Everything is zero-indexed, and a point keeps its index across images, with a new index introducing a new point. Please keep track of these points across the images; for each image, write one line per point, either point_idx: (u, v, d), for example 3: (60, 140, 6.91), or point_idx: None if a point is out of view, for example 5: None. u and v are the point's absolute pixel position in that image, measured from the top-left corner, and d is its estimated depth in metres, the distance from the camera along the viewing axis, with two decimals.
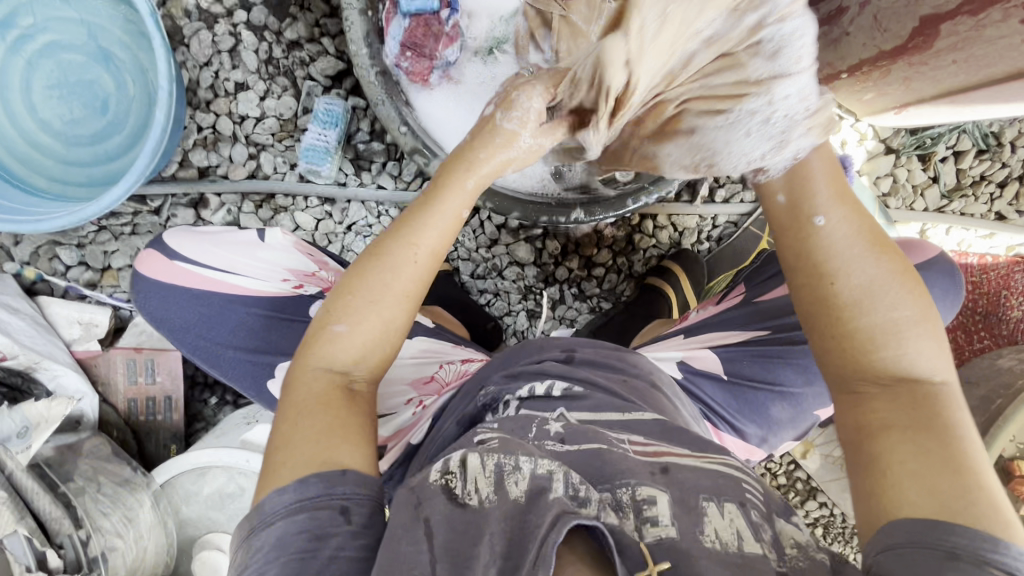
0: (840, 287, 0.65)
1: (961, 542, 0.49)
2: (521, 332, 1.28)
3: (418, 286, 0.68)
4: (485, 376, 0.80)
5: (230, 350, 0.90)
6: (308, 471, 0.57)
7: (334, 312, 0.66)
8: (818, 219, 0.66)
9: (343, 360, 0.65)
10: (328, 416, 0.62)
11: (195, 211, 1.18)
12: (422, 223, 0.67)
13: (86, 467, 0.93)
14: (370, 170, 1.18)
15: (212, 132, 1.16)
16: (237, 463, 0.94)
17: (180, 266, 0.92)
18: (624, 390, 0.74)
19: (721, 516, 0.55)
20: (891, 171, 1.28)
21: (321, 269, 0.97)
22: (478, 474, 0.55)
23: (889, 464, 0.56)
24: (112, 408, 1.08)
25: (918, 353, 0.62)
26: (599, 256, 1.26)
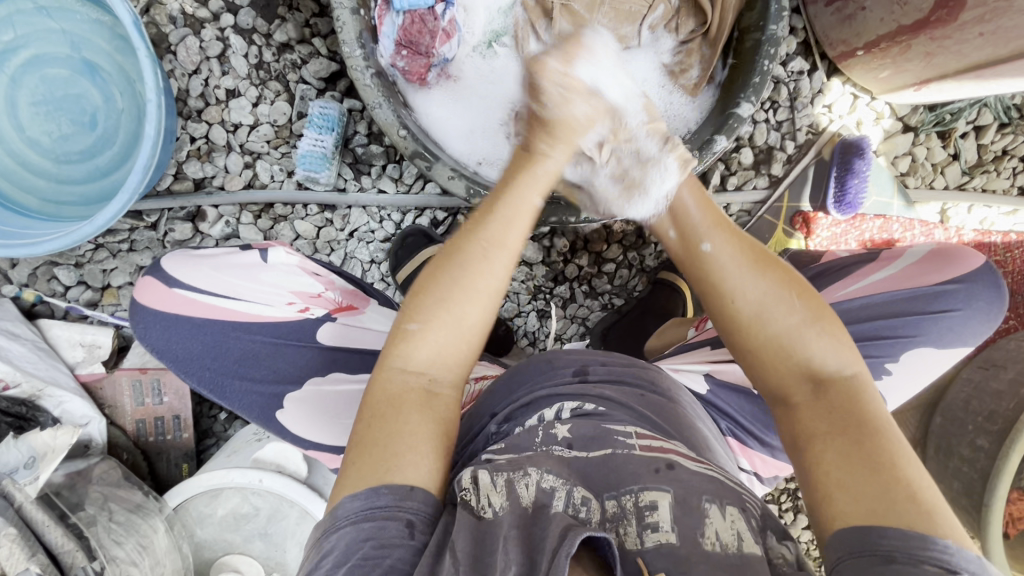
0: (738, 303, 0.66)
1: (895, 545, 0.48)
2: (532, 334, 1.24)
3: (498, 282, 0.65)
4: (492, 401, 0.75)
5: (236, 380, 0.89)
6: (373, 483, 0.55)
7: (412, 311, 0.63)
8: (705, 246, 0.71)
9: (419, 363, 0.62)
10: (399, 421, 0.59)
11: (193, 224, 1.15)
12: (509, 219, 0.66)
13: (96, 495, 0.91)
14: (370, 174, 1.15)
15: (205, 142, 1.13)
16: (250, 483, 0.92)
17: (180, 293, 0.88)
18: (643, 410, 0.69)
19: (722, 516, 0.54)
20: (909, 150, 1.23)
21: (327, 289, 0.96)
22: (489, 492, 0.55)
23: (823, 472, 0.56)
24: (121, 430, 1.06)
25: (825, 354, 0.62)
26: (609, 251, 1.22)
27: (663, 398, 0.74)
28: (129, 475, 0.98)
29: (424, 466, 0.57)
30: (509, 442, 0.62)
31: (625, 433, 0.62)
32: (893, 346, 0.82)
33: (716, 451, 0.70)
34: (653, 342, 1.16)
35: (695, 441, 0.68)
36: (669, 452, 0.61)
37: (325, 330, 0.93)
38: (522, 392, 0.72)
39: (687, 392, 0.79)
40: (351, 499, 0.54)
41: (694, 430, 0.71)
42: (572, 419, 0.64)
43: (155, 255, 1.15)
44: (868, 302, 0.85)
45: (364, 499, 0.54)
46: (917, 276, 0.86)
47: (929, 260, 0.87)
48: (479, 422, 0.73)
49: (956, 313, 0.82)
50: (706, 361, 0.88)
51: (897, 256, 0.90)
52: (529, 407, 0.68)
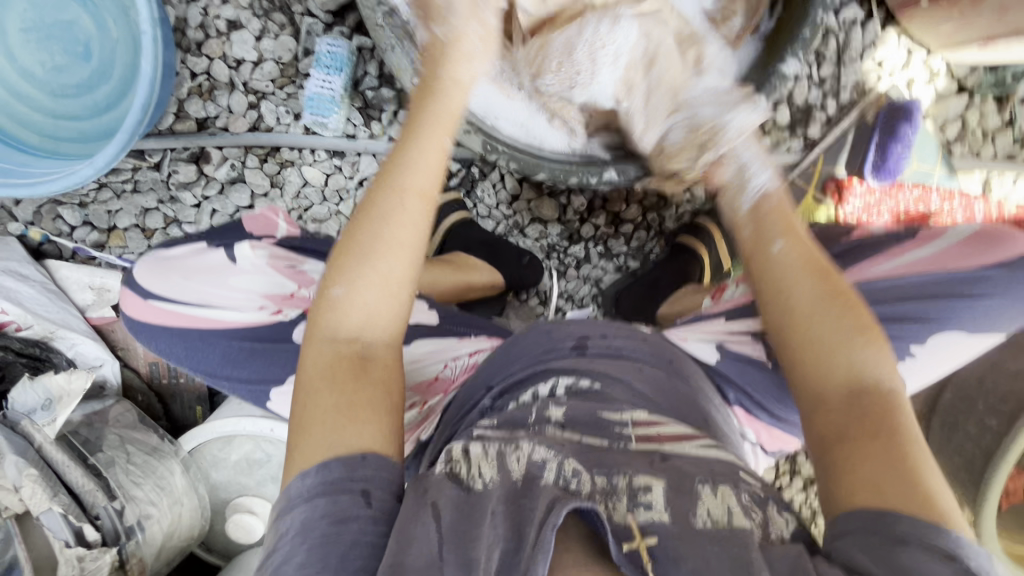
0: (797, 299, 0.63)
1: (907, 529, 0.47)
2: (544, 294, 1.22)
3: (413, 229, 0.63)
4: (487, 373, 0.73)
5: (228, 361, 0.84)
6: (324, 458, 0.52)
7: (332, 274, 0.62)
8: (776, 246, 0.68)
9: (351, 325, 0.60)
10: (338, 386, 0.56)
11: (197, 166, 1.10)
12: (404, 164, 0.65)
13: (112, 438, 0.93)
14: (381, 120, 1.09)
15: (207, 79, 1.07)
16: (262, 432, 0.94)
17: (155, 305, 0.85)
18: (644, 387, 0.67)
19: (713, 495, 0.52)
20: (961, 114, 1.15)
21: (301, 288, 0.86)
22: (480, 461, 0.54)
23: (845, 464, 0.53)
24: (135, 373, 1.08)
25: (875, 366, 0.59)
26: (628, 212, 1.17)
27: (666, 372, 0.71)
28: (143, 418, 0.99)
29: (368, 433, 0.54)
30: (502, 419, 0.62)
31: (621, 417, 0.61)
32: (919, 330, 0.75)
33: (723, 429, 0.70)
34: (666, 309, 1.11)
35: (701, 419, 0.68)
36: (669, 439, 0.59)
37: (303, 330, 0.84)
38: (517, 366, 0.71)
39: (693, 365, 0.77)
40: (301, 478, 0.52)
41: (702, 409, 0.69)
42: (565, 398, 0.64)
43: (160, 197, 1.12)
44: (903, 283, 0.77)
45: (315, 475, 0.51)
46: (963, 257, 0.76)
47: (972, 242, 0.77)
48: (474, 394, 0.72)
49: (990, 300, 0.73)
50: (716, 332, 0.83)
51: (936, 236, 0.80)
52: (523, 384, 0.67)
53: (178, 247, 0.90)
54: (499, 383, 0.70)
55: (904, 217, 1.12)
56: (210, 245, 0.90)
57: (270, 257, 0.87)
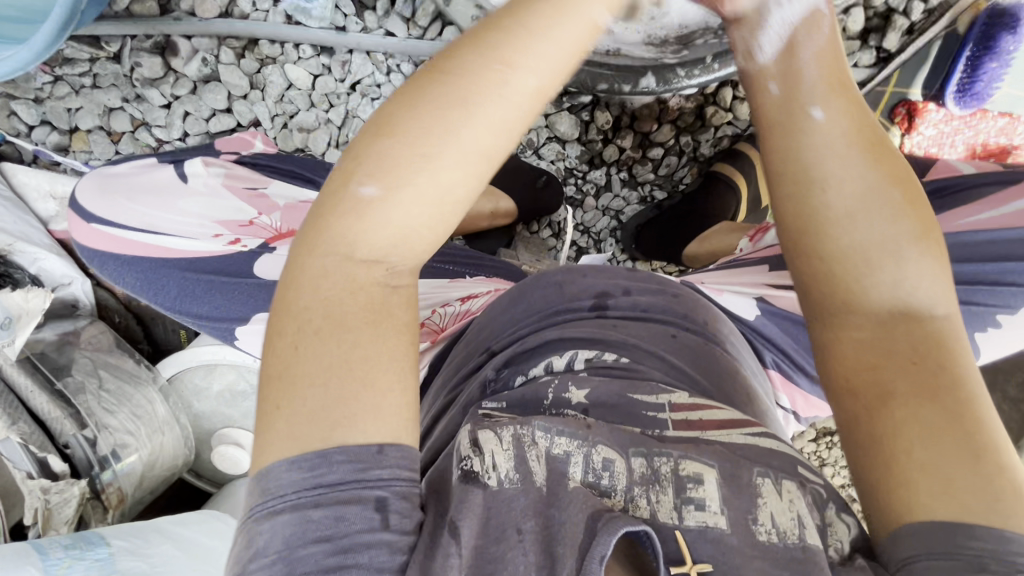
0: (830, 196, 0.46)
1: (986, 547, 0.37)
2: (557, 225, 1.10)
3: (507, 140, 0.41)
4: (485, 332, 0.63)
5: (186, 302, 0.76)
6: (322, 445, 0.37)
7: (367, 161, 0.40)
8: (813, 111, 0.46)
9: (373, 244, 0.41)
10: (348, 334, 0.39)
11: (163, 58, 0.95)
12: (520, 26, 0.40)
13: (84, 361, 0.86)
14: (376, 9, 0.92)
15: None
16: (244, 361, 0.86)
17: (99, 229, 0.78)
18: (678, 361, 0.57)
19: (778, 496, 0.43)
20: None
21: (260, 214, 0.83)
22: (494, 450, 0.43)
23: (898, 443, 0.41)
24: (110, 293, 0.99)
25: (919, 287, 0.45)
26: (659, 133, 1.01)
27: (701, 338, 0.61)
28: (121, 342, 0.92)
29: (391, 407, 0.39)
30: (514, 400, 0.52)
31: (655, 400, 0.50)
32: (1015, 295, 0.62)
33: (760, 403, 0.60)
34: (694, 246, 1.02)
35: (737, 397, 0.58)
36: (715, 425, 0.49)
37: (266, 264, 0.77)
38: (521, 329, 0.61)
39: (727, 322, 0.67)
40: (286, 468, 0.37)
41: (741, 381, 0.60)
42: (586, 375, 0.53)
43: (124, 95, 0.98)
44: (999, 239, 0.63)
45: (307, 470, 0.37)
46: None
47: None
48: (472, 359, 0.61)
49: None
50: (756, 285, 0.73)
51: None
52: (534, 351, 0.57)
53: (124, 166, 0.86)
54: (501, 346, 0.60)
55: (978, 153, 0.98)
56: (159, 164, 0.87)
57: (228, 178, 0.85)
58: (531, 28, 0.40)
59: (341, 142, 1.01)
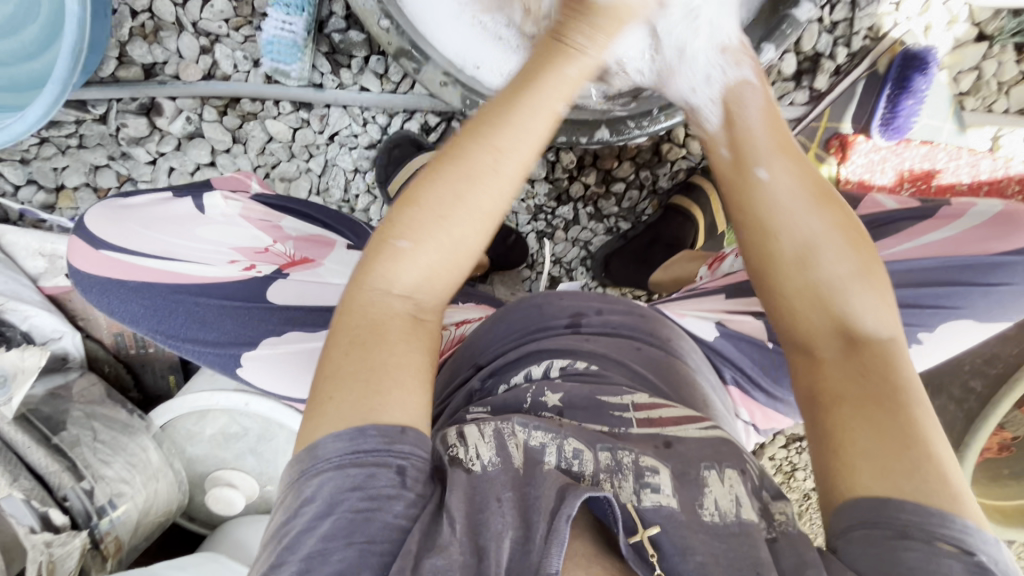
0: (784, 239, 0.54)
1: (912, 520, 0.43)
2: (531, 257, 1.16)
3: (502, 204, 0.51)
4: (472, 348, 0.69)
5: (185, 337, 0.73)
6: (358, 420, 0.46)
7: (398, 222, 0.51)
8: (760, 173, 0.55)
9: (404, 282, 0.51)
10: (378, 349, 0.49)
11: (148, 119, 0.99)
12: (518, 120, 0.50)
13: (78, 415, 0.89)
14: (350, 67, 0.98)
15: (151, 18, 0.95)
16: (236, 406, 0.90)
17: (110, 255, 0.75)
18: (643, 369, 0.64)
19: (720, 483, 0.49)
20: (977, 64, 1.06)
21: (276, 242, 0.80)
22: (477, 442, 0.50)
23: (841, 435, 0.48)
24: (98, 344, 1.02)
25: (864, 314, 0.52)
26: (620, 169, 1.10)
27: (664, 352, 0.68)
28: (111, 393, 0.96)
29: (413, 404, 0.48)
30: (497, 405, 0.58)
31: (620, 400, 0.57)
32: (933, 317, 0.70)
33: (716, 406, 0.66)
34: (659, 274, 1.08)
35: (698, 400, 0.64)
36: (674, 421, 0.55)
37: (278, 288, 0.76)
38: (505, 344, 0.67)
39: (687, 339, 0.73)
40: (335, 438, 0.46)
41: (700, 389, 0.66)
42: (561, 381, 0.60)
43: (109, 154, 1.01)
44: (918, 267, 0.71)
45: (349, 440, 0.46)
46: (972, 243, 0.72)
47: (993, 225, 0.72)
48: (462, 372, 0.67)
49: (1009, 289, 0.69)
50: (715, 311, 0.78)
51: (956, 215, 0.74)
52: (516, 363, 0.63)
53: (139, 194, 0.82)
54: (487, 360, 0.66)
55: (907, 177, 1.11)
56: (176, 193, 0.82)
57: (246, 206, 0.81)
58: (522, 123, 0.50)
59: (321, 190, 1.06)
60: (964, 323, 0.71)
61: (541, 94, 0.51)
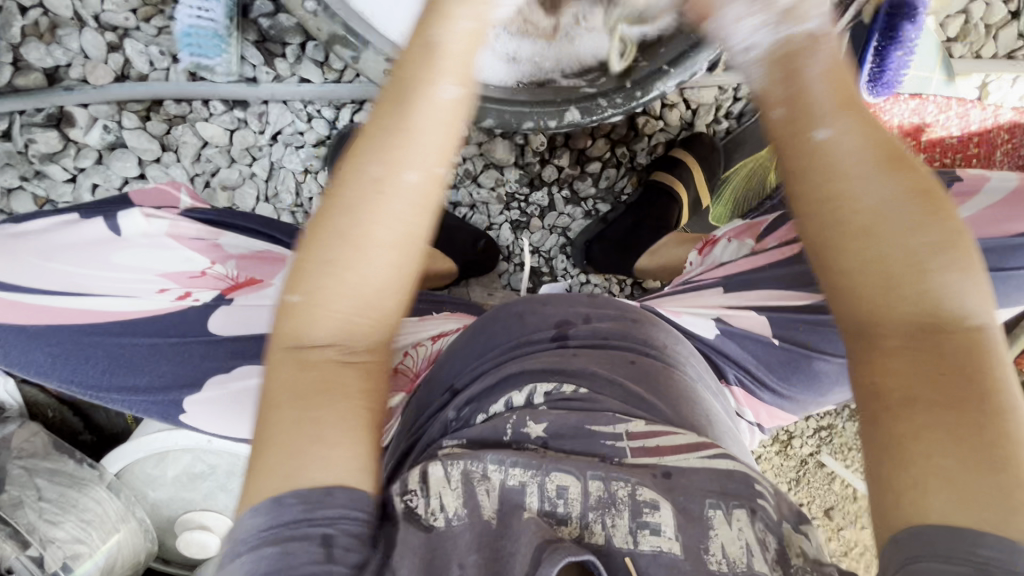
0: (870, 214, 0.39)
1: (994, 557, 0.35)
2: (506, 249, 1.07)
3: (418, 221, 0.42)
4: (448, 369, 0.62)
5: (107, 392, 0.60)
6: (278, 491, 0.40)
7: (290, 273, 0.43)
8: (820, 133, 0.40)
9: (314, 338, 0.43)
10: (314, 398, 0.43)
11: (60, 130, 0.87)
12: (398, 134, 0.41)
13: (17, 473, 0.80)
14: (285, 56, 0.87)
15: (45, 14, 0.82)
16: (198, 444, 0.82)
17: (6, 298, 0.60)
18: (635, 385, 0.56)
19: (728, 525, 0.44)
20: (965, 7, 1.01)
21: (214, 263, 0.65)
22: (442, 490, 0.45)
23: (912, 453, 0.38)
24: (39, 388, 0.92)
25: (964, 304, 0.39)
26: (595, 148, 1.01)
27: (660, 361, 0.60)
28: (57, 442, 0.85)
29: (347, 459, 0.42)
30: (472, 440, 0.51)
31: (613, 430, 0.51)
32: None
33: (716, 410, 0.60)
34: (647, 260, 1.02)
35: (701, 412, 0.57)
36: (673, 450, 0.49)
37: (221, 317, 0.62)
38: (484, 364, 0.59)
39: (682, 339, 0.65)
40: (249, 514, 0.40)
41: (701, 402, 0.58)
42: (545, 409, 0.53)
43: (21, 173, 0.89)
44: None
45: (266, 513, 0.40)
46: (985, 224, 0.65)
47: (1010, 203, 0.66)
48: (437, 398, 0.60)
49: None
50: (714, 306, 0.72)
51: (968, 193, 0.68)
52: (493, 389, 0.56)
53: (39, 218, 0.66)
54: (465, 384, 0.59)
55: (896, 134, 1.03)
56: (82, 215, 0.65)
57: (171, 227, 0.65)
58: (394, 128, 0.41)
59: (270, 196, 0.95)
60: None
61: (401, 119, 0.41)
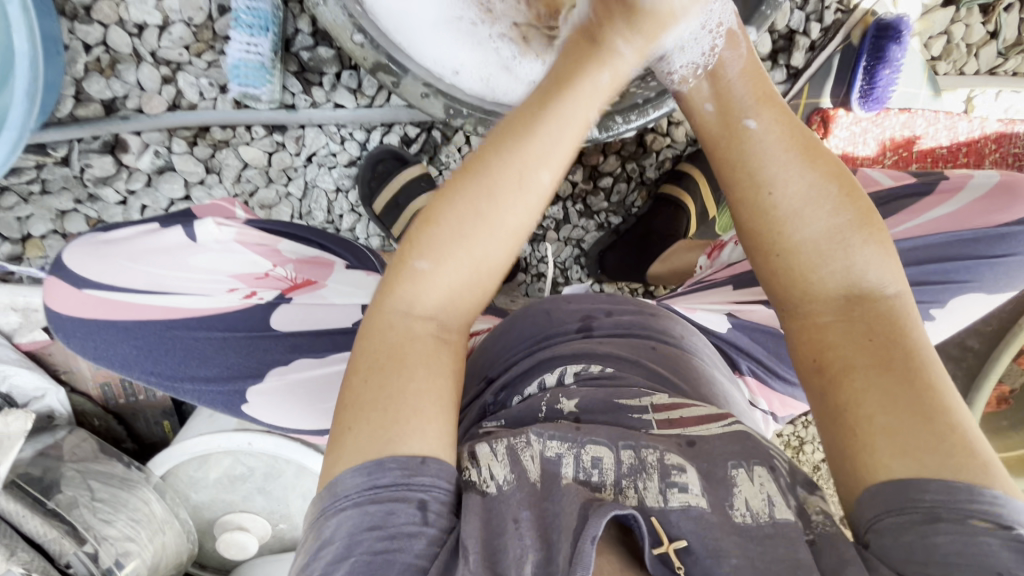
0: (777, 196, 0.52)
1: (940, 500, 0.42)
2: (524, 260, 1.13)
3: (529, 220, 0.50)
4: (482, 362, 0.67)
5: (183, 382, 0.67)
6: (377, 454, 0.45)
7: (417, 242, 0.50)
8: (749, 123, 0.54)
9: (426, 304, 0.50)
10: (411, 369, 0.48)
11: (114, 156, 0.95)
12: (540, 135, 0.49)
13: (72, 475, 0.85)
14: (322, 85, 0.94)
15: (105, 51, 0.90)
16: (239, 446, 0.86)
17: (96, 295, 0.67)
18: (659, 367, 0.61)
19: (749, 481, 0.48)
20: (946, 29, 1.07)
21: (276, 266, 0.74)
22: (490, 462, 0.49)
23: (854, 405, 0.47)
24: (85, 397, 0.97)
25: (867, 270, 0.51)
26: (606, 164, 1.08)
27: (678, 349, 0.65)
28: (104, 447, 0.92)
29: (434, 432, 0.47)
30: (512, 420, 0.56)
31: (639, 402, 0.55)
32: (941, 292, 0.69)
33: (731, 396, 0.65)
34: (656, 267, 1.07)
35: (716, 394, 0.62)
36: (696, 421, 0.53)
37: (282, 314, 0.72)
38: (517, 355, 0.64)
39: (700, 336, 0.70)
40: (350, 474, 0.45)
41: (717, 385, 0.64)
42: (576, 387, 0.57)
43: (76, 197, 0.96)
44: (920, 250, 0.70)
45: (366, 475, 0.45)
46: (975, 217, 0.72)
47: (993, 195, 0.73)
48: (472, 388, 0.65)
49: (1013, 260, 0.69)
50: (724, 303, 0.77)
51: (955, 189, 0.75)
52: (528, 374, 0.61)
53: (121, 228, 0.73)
54: (500, 372, 0.64)
55: (889, 146, 1.11)
56: (163, 223, 0.73)
57: (240, 230, 0.74)
58: (549, 132, 0.49)
59: (303, 214, 1.02)
60: (973, 297, 0.70)
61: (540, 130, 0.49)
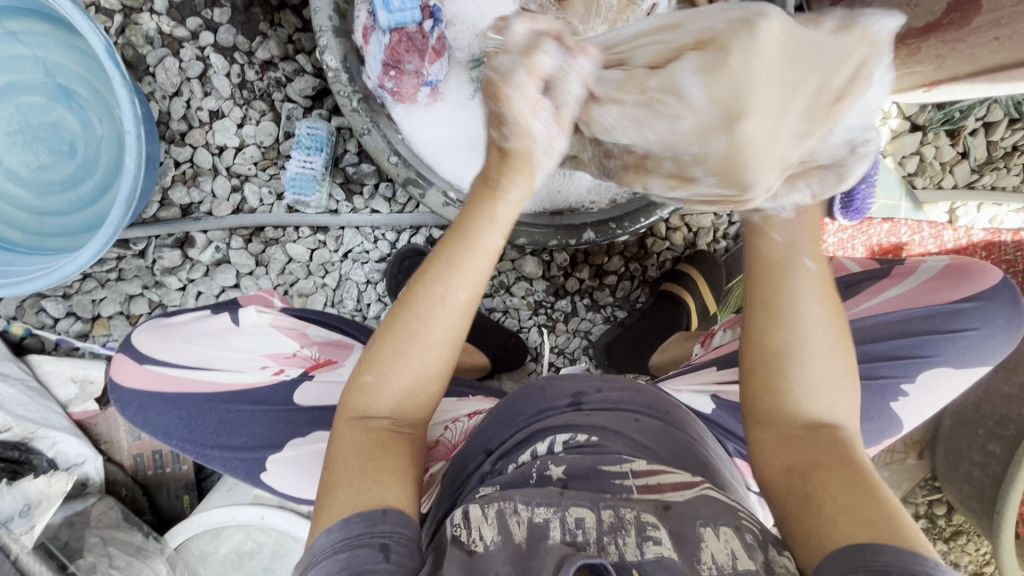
0: (790, 330, 0.60)
1: (890, 559, 0.47)
2: (536, 350, 1.21)
3: (458, 325, 0.60)
4: (482, 436, 0.70)
5: (212, 449, 0.75)
6: (346, 514, 0.53)
7: (365, 365, 0.61)
8: (807, 262, 0.60)
9: (377, 411, 0.60)
10: (374, 456, 0.57)
11: (181, 250, 1.10)
12: (459, 262, 0.59)
13: (94, 541, 0.93)
14: (362, 194, 1.11)
15: (190, 166, 1.09)
16: (251, 520, 0.89)
17: (152, 369, 0.78)
18: (642, 438, 0.66)
19: (716, 537, 0.52)
20: (916, 150, 1.19)
21: (303, 347, 0.84)
22: (480, 525, 0.53)
23: (819, 497, 0.54)
24: (118, 466, 1.04)
25: (838, 404, 0.60)
26: (611, 263, 1.18)
27: (662, 421, 0.70)
28: (127, 515, 0.98)
29: (392, 494, 0.55)
30: (505, 483, 0.59)
31: (619, 469, 0.59)
32: (910, 370, 0.79)
33: (721, 474, 0.67)
34: (658, 357, 1.15)
35: (703, 468, 0.65)
36: (673, 487, 0.57)
37: (305, 391, 0.80)
38: (513, 429, 0.68)
39: (688, 411, 0.76)
40: (325, 531, 0.52)
41: (701, 457, 0.67)
42: (564, 454, 0.61)
43: (144, 283, 1.10)
44: (877, 324, 0.83)
45: (338, 530, 0.52)
46: (925, 295, 0.84)
47: (943, 277, 0.84)
48: (472, 459, 0.68)
49: (974, 335, 0.80)
50: (710, 383, 0.84)
51: (909, 272, 0.87)
52: (522, 445, 0.65)
53: (181, 312, 0.86)
54: (497, 445, 0.67)
55: (877, 251, 1.20)
56: (214, 309, 0.85)
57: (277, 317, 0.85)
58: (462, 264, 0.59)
59: (336, 302, 1.15)
60: (940, 372, 0.80)
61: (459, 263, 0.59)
